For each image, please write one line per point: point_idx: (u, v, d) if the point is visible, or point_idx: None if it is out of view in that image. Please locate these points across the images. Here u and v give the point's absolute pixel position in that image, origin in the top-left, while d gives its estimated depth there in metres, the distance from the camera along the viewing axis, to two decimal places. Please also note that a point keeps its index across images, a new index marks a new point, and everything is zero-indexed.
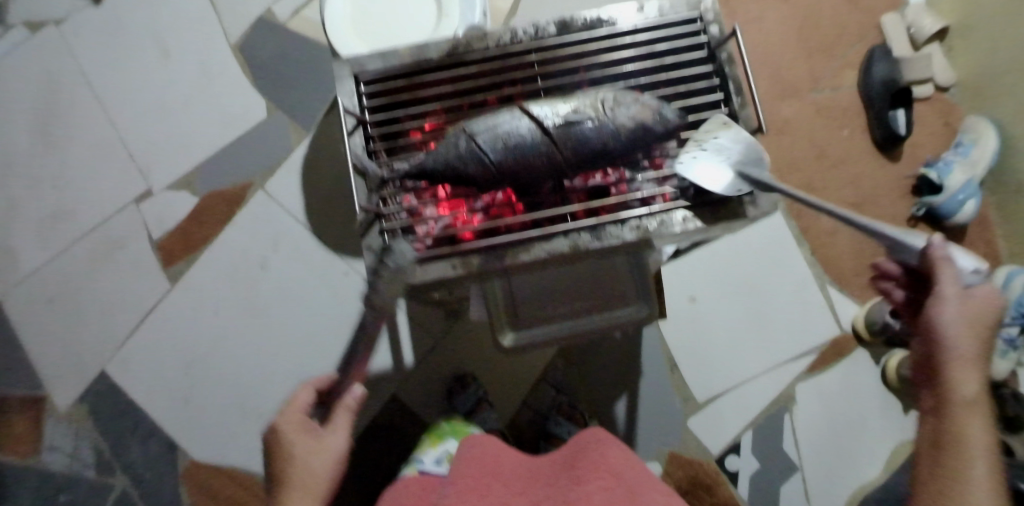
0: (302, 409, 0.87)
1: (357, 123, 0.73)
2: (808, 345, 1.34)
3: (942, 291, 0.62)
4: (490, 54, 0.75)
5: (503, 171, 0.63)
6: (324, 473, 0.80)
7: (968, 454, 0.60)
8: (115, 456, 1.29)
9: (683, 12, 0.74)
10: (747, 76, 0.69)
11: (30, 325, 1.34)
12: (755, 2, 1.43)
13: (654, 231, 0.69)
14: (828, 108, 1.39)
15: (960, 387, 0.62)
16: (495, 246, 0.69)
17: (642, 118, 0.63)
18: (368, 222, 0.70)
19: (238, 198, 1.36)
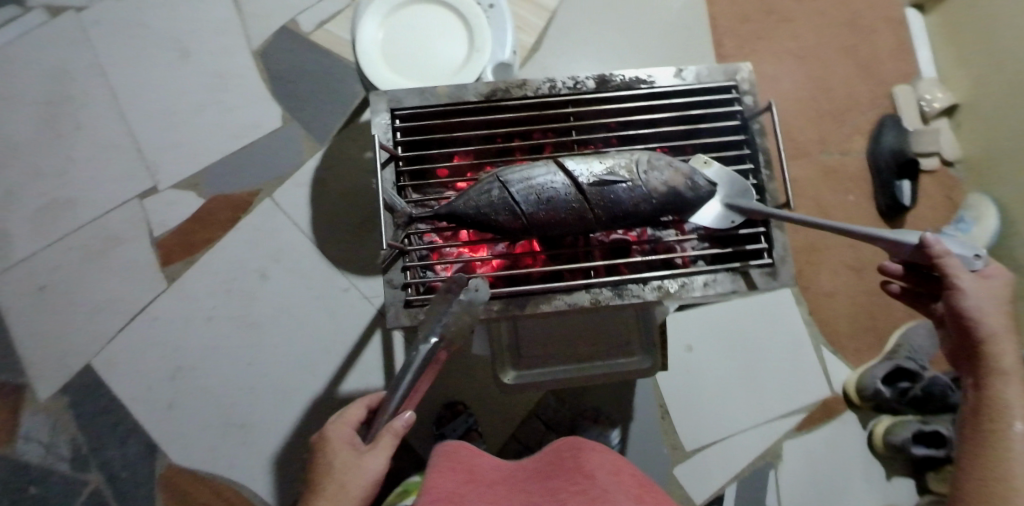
0: (351, 424, 0.86)
1: (389, 158, 0.73)
2: (800, 403, 1.35)
3: (962, 291, 0.69)
4: (526, 102, 0.77)
5: (535, 223, 0.64)
6: (350, 495, 0.76)
7: (1008, 414, 0.72)
8: (91, 453, 1.26)
9: (720, 79, 0.76)
10: (778, 149, 0.71)
11: (17, 312, 1.32)
12: (771, 63, 1.46)
13: (675, 293, 0.70)
14: (836, 172, 1.42)
15: (993, 361, 0.72)
16: (516, 293, 0.70)
17: (675, 185, 0.64)
18: (392, 259, 0.71)
19: (243, 204, 1.36)
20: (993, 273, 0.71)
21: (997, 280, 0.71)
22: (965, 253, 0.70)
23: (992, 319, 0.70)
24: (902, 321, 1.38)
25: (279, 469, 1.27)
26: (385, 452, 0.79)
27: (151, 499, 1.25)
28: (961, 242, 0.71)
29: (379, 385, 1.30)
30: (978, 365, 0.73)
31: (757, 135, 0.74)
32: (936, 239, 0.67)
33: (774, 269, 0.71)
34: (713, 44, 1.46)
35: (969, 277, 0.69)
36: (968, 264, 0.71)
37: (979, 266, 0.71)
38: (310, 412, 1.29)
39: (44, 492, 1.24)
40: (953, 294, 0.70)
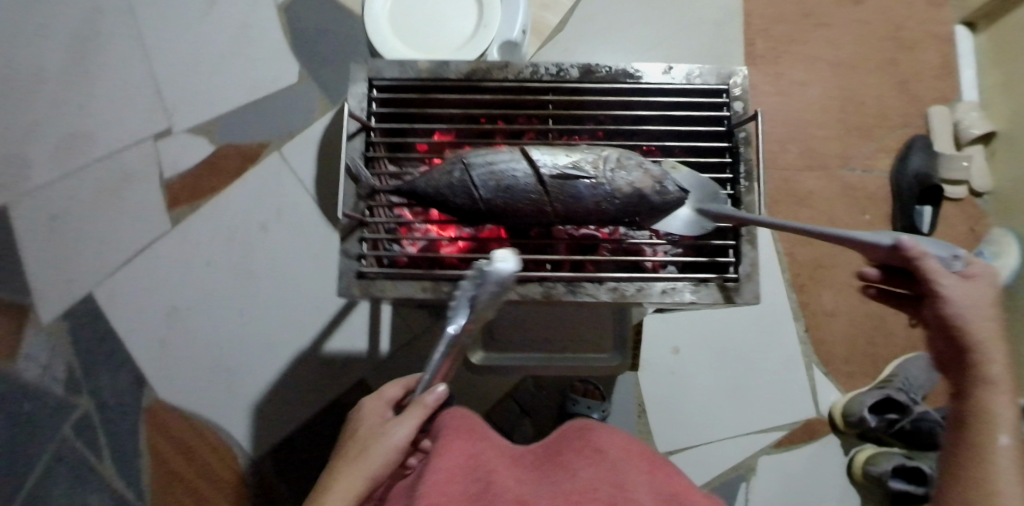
0: (387, 403, 0.83)
1: (360, 128, 0.73)
2: (784, 421, 1.32)
3: (944, 294, 0.63)
4: (507, 85, 0.76)
5: (493, 209, 0.64)
6: (372, 461, 0.71)
7: (994, 430, 0.63)
8: (85, 378, 1.30)
9: (711, 81, 0.74)
10: (759, 164, 0.70)
11: (29, 236, 1.36)
12: (802, 69, 1.40)
13: (630, 296, 0.69)
14: (855, 189, 1.36)
15: (980, 372, 0.64)
16: (469, 278, 0.70)
17: (641, 188, 0.63)
18: (350, 228, 0.71)
19: (252, 156, 1.38)
20: (978, 273, 0.65)
21: (983, 281, 0.65)
22: (943, 253, 0.65)
23: (977, 324, 0.63)
24: (902, 351, 1.34)
25: (259, 417, 1.30)
26: (413, 424, 0.73)
27: (136, 430, 1.30)
28: (937, 242, 0.66)
29: (363, 349, 1.32)
30: (961, 375, 0.66)
31: (742, 144, 0.73)
32: (910, 239, 0.62)
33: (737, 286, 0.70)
34: (744, 44, 1.40)
35: (951, 279, 0.63)
36: (948, 265, 0.66)
37: (959, 268, 0.66)
38: (294, 366, 1.32)
39: (38, 409, 1.29)
40: (934, 297, 0.63)
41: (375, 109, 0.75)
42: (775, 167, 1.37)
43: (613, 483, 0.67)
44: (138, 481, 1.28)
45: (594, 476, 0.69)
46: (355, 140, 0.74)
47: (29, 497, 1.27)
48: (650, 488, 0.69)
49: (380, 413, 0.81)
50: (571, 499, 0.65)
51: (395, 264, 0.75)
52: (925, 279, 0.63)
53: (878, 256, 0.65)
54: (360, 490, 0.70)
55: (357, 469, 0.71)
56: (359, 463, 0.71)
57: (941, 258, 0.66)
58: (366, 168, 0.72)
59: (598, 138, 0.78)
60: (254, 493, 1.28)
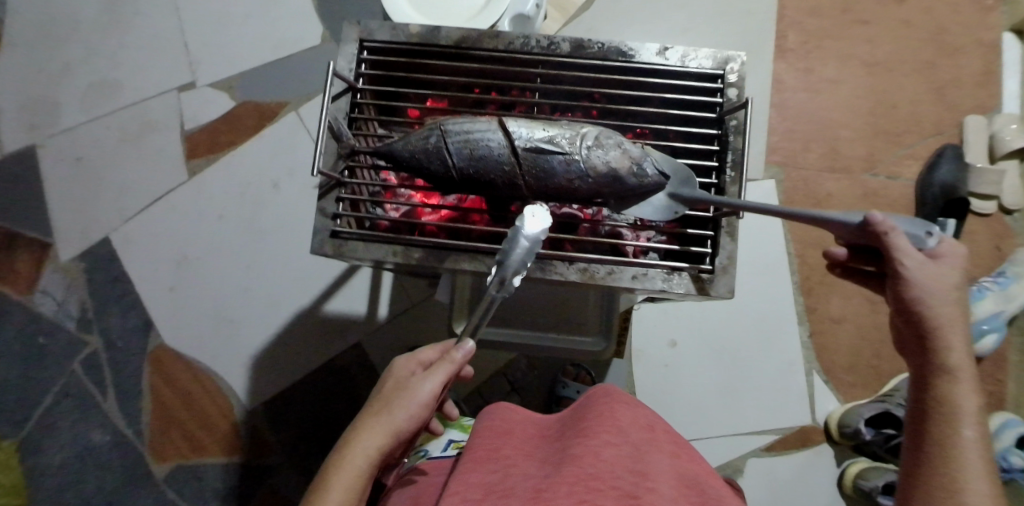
0: (419, 364, 0.76)
1: (346, 89, 0.81)
2: (777, 424, 1.26)
3: (907, 272, 0.63)
4: (497, 54, 0.84)
5: (469, 174, 0.74)
6: (397, 419, 0.69)
7: (957, 420, 0.62)
8: (96, 317, 1.34)
9: (707, 67, 0.81)
10: (743, 154, 0.77)
11: (54, 177, 1.41)
12: (834, 66, 1.35)
13: (599, 277, 0.76)
14: (877, 196, 1.30)
15: (941, 355, 0.64)
16: (438, 245, 0.76)
17: (613, 166, 0.72)
18: (329, 188, 0.77)
19: (270, 114, 1.39)
20: (947, 254, 0.66)
21: (950, 261, 0.65)
22: (914, 232, 0.66)
23: (935, 305, 0.63)
24: (908, 366, 1.27)
25: (256, 371, 1.32)
26: (439, 383, 0.72)
27: (138, 372, 1.32)
28: (909, 220, 0.67)
29: (362, 313, 1.32)
30: (924, 360, 0.65)
31: (732, 132, 0.79)
32: (881, 215, 0.63)
33: (712, 278, 0.76)
34: (775, 36, 1.35)
35: (916, 257, 0.64)
36: (919, 243, 0.67)
37: (931, 247, 0.67)
38: (294, 324, 1.33)
39: (50, 343, 1.33)
40: (898, 276, 0.64)
41: (362, 70, 0.82)
42: (797, 166, 1.31)
43: (634, 471, 0.63)
44: (138, 421, 1.30)
45: (613, 460, 0.64)
46: (340, 100, 0.81)
47: (35, 427, 1.30)
48: (679, 476, 0.67)
49: (410, 371, 0.75)
50: (589, 488, 0.59)
51: (376, 227, 0.82)
52: (891, 257, 0.64)
53: (848, 235, 0.66)
54: (383, 449, 0.68)
55: (379, 423, 0.69)
56: (383, 419, 0.69)
57: (913, 236, 0.67)
58: (348, 129, 0.80)
59: (593, 116, 0.86)
60: (247, 444, 1.29)
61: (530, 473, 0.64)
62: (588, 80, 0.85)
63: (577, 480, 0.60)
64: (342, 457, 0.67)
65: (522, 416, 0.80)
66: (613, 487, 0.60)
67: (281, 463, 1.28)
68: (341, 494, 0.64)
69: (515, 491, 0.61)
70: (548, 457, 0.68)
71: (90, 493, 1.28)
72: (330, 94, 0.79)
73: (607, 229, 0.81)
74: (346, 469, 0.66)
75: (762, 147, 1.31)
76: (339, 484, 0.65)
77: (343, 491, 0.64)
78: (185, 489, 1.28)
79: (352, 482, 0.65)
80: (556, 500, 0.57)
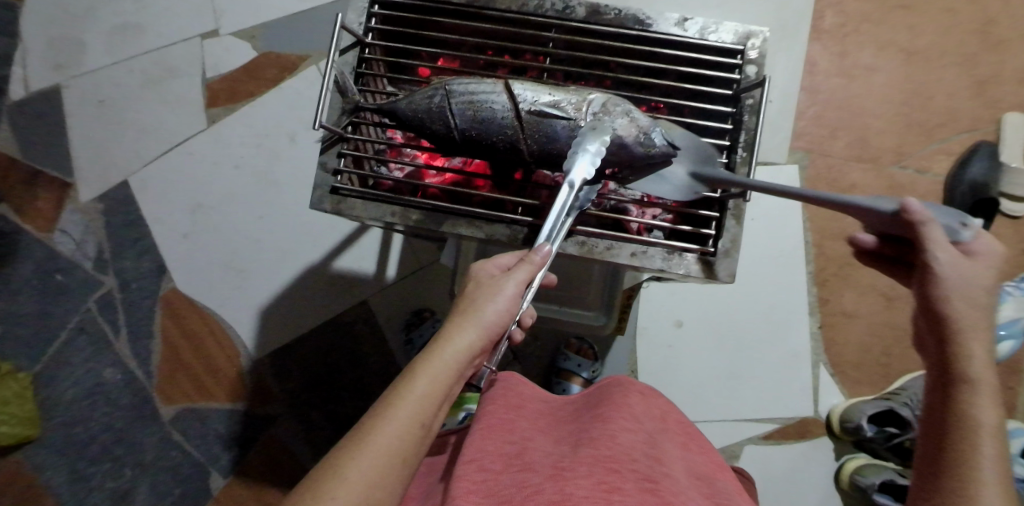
0: (500, 266, 0.68)
1: (354, 43, 0.81)
2: (777, 413, 1.24)
3: (939, 269, 0.57)
4: (508, 16, 0.82)
5: (471, 136, 0.74)
6: (487, 318, 0.63)
7: (976, 439, 0.56)
8: (112, 258, 1.36)
9: (728, 40, 0.79)
10: (756, 134, 0.74)
11: (78, 119, 1.43)
12: (871, 52, 1.29)
13: (597, 251, 0.75)
14: (903, 190, 1.26)
15: (959, 366, 0.58)
16: (437, 208, 0.76)
17: (618, 132, 0.70)
18: (330, 143, 0.78)
19: (290, 67, 1.38)
20: (983, 250, 0.59)
21: (984, 259, 0.58)
22: (949, 219, 0.59)
23: (960, 309, 0.58)
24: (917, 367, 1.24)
25: (264, 321, 1.33)
26: (524, 284, 0.65)
27: (150, 314, 1.35)
28: (945, 207, 0.60)
29: (370, 272, 1.32)
30: (941, 366, 0.60)
31: (747, 111, 0.77)
32: (917, 203, 0.57)
33: (713, 261, 0.75)
34: (813, 16, 1.29)
35: (950, 253, 0.57)
36: (953, 234, 0.59)
37: (966, 238, 0.59)
38: (303, 278, 1.34)
39: (67, 281, 1.36)
40: (927, 270, 0.58)
41: (372, 25, 0.82)
42: (822, 153, 1.27)
43: (651, 455, 0.61)
44: (148, 363, 1.34)
45: (631, 443, 0.61)
46: (348, 54, 0.81)
47: (50, 360, 1.34)
48: (688, 467, 0.66)
49: (490, 275, 0.67)
50: (609, 469, 0.57)
51: (379, 186, 0.82)
52: (922, 250, 0.58)
53: (881, 223, 0.61)
54: (470, 347, 0.63)
55: (467, 322, 0.63)
56: (471, 317, 0.63)
57: (947, 227, 0.60)
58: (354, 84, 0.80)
59: (607, 86, 0.84)
60: (251, 392, 1.31)
61: (548, 451, 0.63)
62: (602, 48, 0.83)
63: (595, 461, 0.58)
64: (431, 349, 0.62)
65: (535, 392, 0.77)
66: (631, 469, 0.58)
67: (283, 413, 1.30)
68: (427, 386, 0.60)
69: (534, 466, 0.60)
70: (565, 436, 0.66)
71: (100, 427, 1.33)
72: (337, 47, 0.79)
73: (612, 204, 0.81)
74: (434, 363, 0.61)
75: (789, 131, 1.27)
76: (426, 376, 0.61)
77: (430, 381, 0.60)
78: (190, 431, 1.31)
79: (439, 377, 0.61)
80: (575, 482, 0.56)
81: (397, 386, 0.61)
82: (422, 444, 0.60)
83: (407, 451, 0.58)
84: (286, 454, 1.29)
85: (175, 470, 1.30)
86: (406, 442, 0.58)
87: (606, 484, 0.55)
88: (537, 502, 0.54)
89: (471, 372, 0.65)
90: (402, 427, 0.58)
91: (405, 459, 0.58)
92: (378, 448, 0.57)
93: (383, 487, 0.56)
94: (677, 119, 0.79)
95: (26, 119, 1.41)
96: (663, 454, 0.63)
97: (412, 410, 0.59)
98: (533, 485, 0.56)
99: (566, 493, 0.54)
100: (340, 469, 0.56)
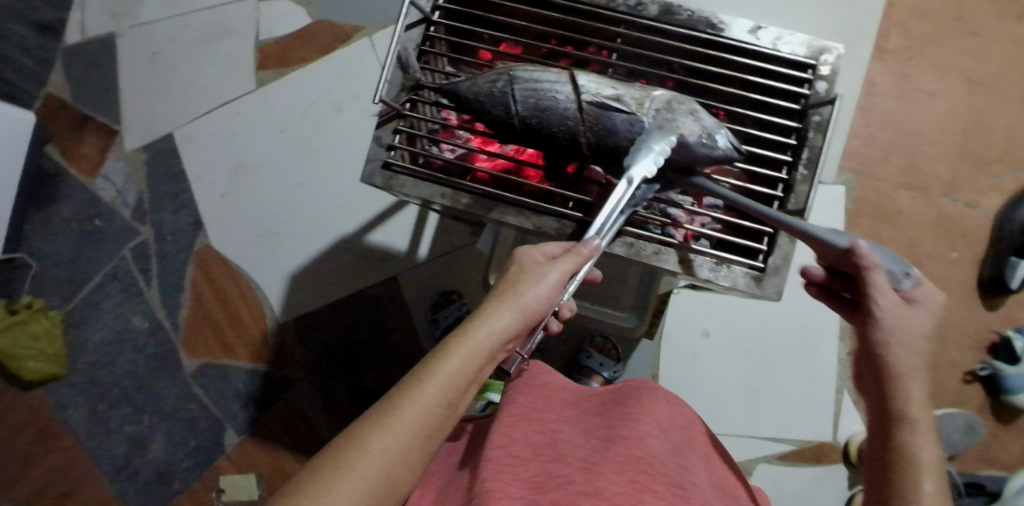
0: (546, 254, 0.68)
1: (420, 19, 0.81)
2: (795, 435, 1.22)
3: (877, 313, 0.61)
4: (579, 8, 0.82)
5: (530, 123, 0.74)
6: (526, 302, 0.63)
7: (917, 472, 0.56)
8: (151, 209, 1.39)
9: (800, 54, 0.77)
10: (821, 152, 0.73)
11: (129, 69, 1.45)
12: (934, 76, 1.25)
13: (644, 255, 0.75)
14: (950, 221, 1.23)
15: (897, 403, 0.59)
16: (486, 193, 0.76)
17: (682, 132, 0.68)
18: (387, 118, 0.78)
19: (343, 36, 1.38)
20: (921, 298, 0.62)
21: (924, 309, 0.62)
22: (894, 267, 0.64)
23: (901, 354, 0.60)
24: (943, 403, 1.21)
25: (293, 286, 1.35)
26: (567, 274, 0.64)
27: (182, 268, 1.37)
28: (891, 256, 0.65)
29: (402, 248, 1.33)
30: (881, 405, 0.61)
31: (812, 128, 0.76)
32: (866, 247, 0.62)
33: (762, 276, 0.74)
34: (878, 34, 1.25)
35: (889, 297, 0.61)
36: (895, 283, 0.64)
37: (908, 288, 0.63)
38: (335, 247, 1.35)
39: (105, 227, 1.39)
40: (868, 313, 0.62)
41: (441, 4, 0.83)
42: (871, 177, 1.24)
43: (679, 464, 0.61)
44: (176, 315, 1.36)
45: (660, 448, 0.61)
46: (414, 31, 0.81)
47: (81, 302, 1.37)
48: (714, 480, 0.65)
49: (534, 261, 0.67)
50: (641, 468, 0.57)
51: (428, 165, 0.83)
52: (865, 291, 0.62)
53: (832, 259, 0.65)
54: (507, 330, 0.62)
55: (506, 306, 0.63)
56: (511, 300, 0.63)
57: (891, 274, 0.64)
58: (416, 62, 0.80)
59: (668, 88, 0.83)
60: (273, 354, 1.33)
61: (577, 444, 0.62)
62: (669, 48, 0.82)
63: (626, 460, 0.58)
64: (466, 329, 0.62)
65: (560, 381, 0.76)
66: (661, 472, 0.57)
67: (302, 378, 1.32)
68: (458, 366, 0.60)
69: (565, 459, 0.60)
70: (593, 429, 0.66)
71: (123, 372, 1.36)
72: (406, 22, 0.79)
73: (661, 208, 0.80)
74: (468, 343, 0.61)
75: (839, 150, 1.24)
76: (458, 356, 0.60)
77: (462, 361, 0.60)
78: (210, 385, 1.33)
79: (472, 357, 0.61)
80: (606, 477, 0.55)
81: (428, 362, 0.61)
82: (447, 424, 0.60)
83: (433, 429, 0.58)
84: (301, 418, 1.31)
85: (191, 422, 1.33)
86: (432, 420, 0.58)
87: (637, 484, 0.55)
88: (569, 494, 0.54)
89: (503, 355, 0.65)
90: (429, 405, 0.58)
91: (429, 436, 0.58)
92: (404, 423, 0.57)
93: (405, 461, 0.57)
94: (739, 128, 0.78)
95: (79, 65, 1.43)
96: (687, 464, 0.63)
97: (441, 388, 0.59)
98: (564, 475, 0.57)
99: (596, 488, 0.54)
100: (364, 439, 0.56)
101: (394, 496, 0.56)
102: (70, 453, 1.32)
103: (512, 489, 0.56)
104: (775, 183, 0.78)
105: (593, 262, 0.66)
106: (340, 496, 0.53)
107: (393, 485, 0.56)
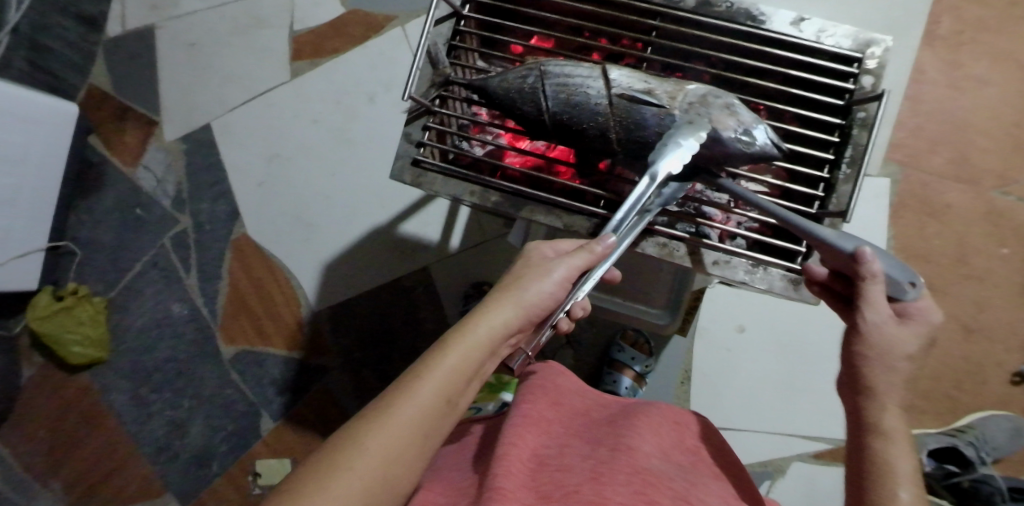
0: (554, 251, 0.68)
1: (450, 15, 0.81)
2: (832, 434, 1.19)
3: (864, 326, 0.59)
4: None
5: (561, 120, 0.73)
6: (528, 297, 0.63)
7: (891, 483, 0.55)
8: (189, 199, 1.42)
9: (847, 47, 0.74)
10: (865, 150, 0.70)
11: (167, 60, 1.47)
12: (990, 63, 1.18)
13: (677, 255, 0.74)
14: (1001, 216, 1.17)
15: (871, 413, 0.58)
16: (515, 191, 0.76)
17: (716, 126, 0.67)
18: (417, 114, 0.78)
19: (376, 26, 1.37)
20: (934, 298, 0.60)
21: (914, 322, 0.59)
22: (898, 275, 0.61)
23: (878, 360, 0.58)
24: (988, 405, 1.17)
25: (327, 275, 1.37)
26: (576, 270, 0.63)
27: (218, 256, 1.40)
28: (897, 264, 0.61)
29: (434, 239, 1.33)
30: (857, 414, 0.60)
31: (856, 124, 0.73)
32: (870, 254, 0.59)
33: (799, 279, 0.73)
34: (929, 20, 1.19)
35: (882, 311, 0.59)
36: (900, 293, 0.61)
37: (911, 298, 0.60)
38: (367, 237, 1.36)
39: (146, 216, 1.43)
40: (856, 326, 0.60)
41: None
42: (917, 169, 1.19)
43: (687, 481, 0.60)
44: (213, 302, 1.39)
45: (665, 466, 0.60)
46: (444, 26, 0.81)
47: (124, 289, 1.42)
48: (726, 491, 0.63)
49: (540, 256, 0.67)
50: (648, 482, 0.56)
51: (458, 162, 0.83)
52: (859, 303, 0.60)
53: (836, 264, 0.63)
54: (508, 323, 0.63)
55: (508, 301, 0.63)
56: (514, 295, 0.63)
57: (894, 283, 0.61)
58: (446, 58, 0.80)
59: (705, 81, 0.81)
60: (307, 341, 1.36)
61: (585, 454, 0.62)
62: (706, 42, 0.80)
63: (633, 472, 0.57)
64: (467, 325, 0.62)
65: (573, 386, 0.76)
66: (667, 487, 0.57)
67: (336, 366, 1.34)
68: (458, 362, 0.60)
69: (573, 468, 0.59)
70: (600, 438, 0.65)
71: (164, 357, 1.40)
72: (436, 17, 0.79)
73: (695, 206, 0.79)
74: (467, 338, 0.61)
75: (885, 141, 1.19)
76: (458, 351, 0.60)
77: (461, 357, 0.60)
78: (247, 371, 1.37)
79: (471, 353, 0.61)
80: (613, 488, 0.55)
81: (426, 358, 0.61)
82: (446, 420, 0.60)
83: (432, 424, 0.59)
84: (334, 404, 1.33)
85: (229, 407, 1.37)
86: (430, 416, 0.59)
87: (643, 496, 0.55)
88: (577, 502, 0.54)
89: (507, 349, 0.65)
90: (428, 399, 0.58)
91: (428, 432, 0.58)
92: (403, 419, 0.57)
93: (402, 458, 0.57)
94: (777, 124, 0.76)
95: (120, 57, 1.47)
96: (693, 479, 0.61)
97: (439, 384, 0.59)
98: (572, 484, 0.56)
99: (603, 496, 0.54)
100: (362, 434, 0.56)
101: (395, 491, 0.56)
102: (114, 434, 1.37)
103: (520, 493, 0.56)
104: (817, 182, 0.76)
105: (604, 260, 0.65)
106: (340, 491, 0.53)
107: (394, 481, 0.56)
